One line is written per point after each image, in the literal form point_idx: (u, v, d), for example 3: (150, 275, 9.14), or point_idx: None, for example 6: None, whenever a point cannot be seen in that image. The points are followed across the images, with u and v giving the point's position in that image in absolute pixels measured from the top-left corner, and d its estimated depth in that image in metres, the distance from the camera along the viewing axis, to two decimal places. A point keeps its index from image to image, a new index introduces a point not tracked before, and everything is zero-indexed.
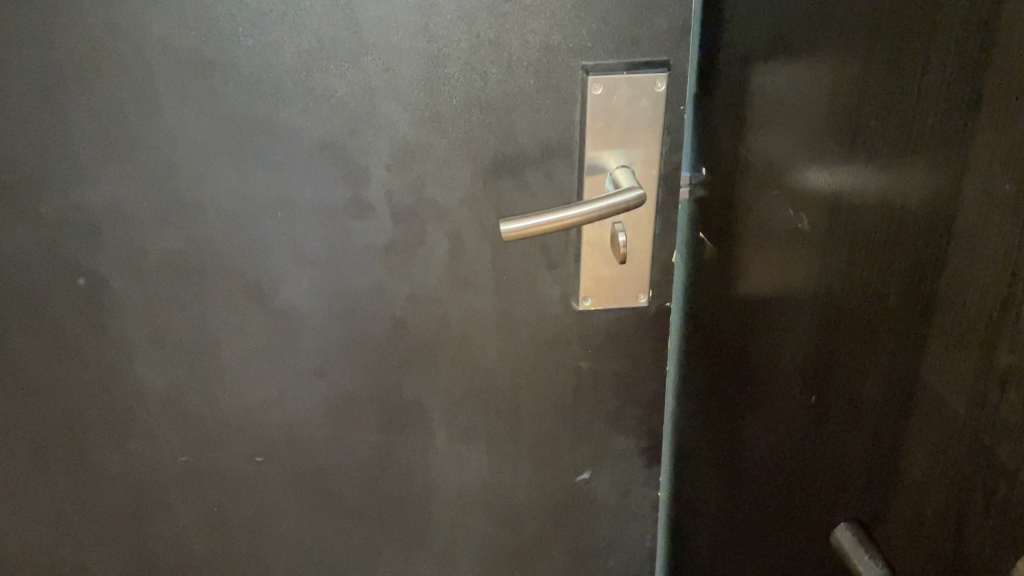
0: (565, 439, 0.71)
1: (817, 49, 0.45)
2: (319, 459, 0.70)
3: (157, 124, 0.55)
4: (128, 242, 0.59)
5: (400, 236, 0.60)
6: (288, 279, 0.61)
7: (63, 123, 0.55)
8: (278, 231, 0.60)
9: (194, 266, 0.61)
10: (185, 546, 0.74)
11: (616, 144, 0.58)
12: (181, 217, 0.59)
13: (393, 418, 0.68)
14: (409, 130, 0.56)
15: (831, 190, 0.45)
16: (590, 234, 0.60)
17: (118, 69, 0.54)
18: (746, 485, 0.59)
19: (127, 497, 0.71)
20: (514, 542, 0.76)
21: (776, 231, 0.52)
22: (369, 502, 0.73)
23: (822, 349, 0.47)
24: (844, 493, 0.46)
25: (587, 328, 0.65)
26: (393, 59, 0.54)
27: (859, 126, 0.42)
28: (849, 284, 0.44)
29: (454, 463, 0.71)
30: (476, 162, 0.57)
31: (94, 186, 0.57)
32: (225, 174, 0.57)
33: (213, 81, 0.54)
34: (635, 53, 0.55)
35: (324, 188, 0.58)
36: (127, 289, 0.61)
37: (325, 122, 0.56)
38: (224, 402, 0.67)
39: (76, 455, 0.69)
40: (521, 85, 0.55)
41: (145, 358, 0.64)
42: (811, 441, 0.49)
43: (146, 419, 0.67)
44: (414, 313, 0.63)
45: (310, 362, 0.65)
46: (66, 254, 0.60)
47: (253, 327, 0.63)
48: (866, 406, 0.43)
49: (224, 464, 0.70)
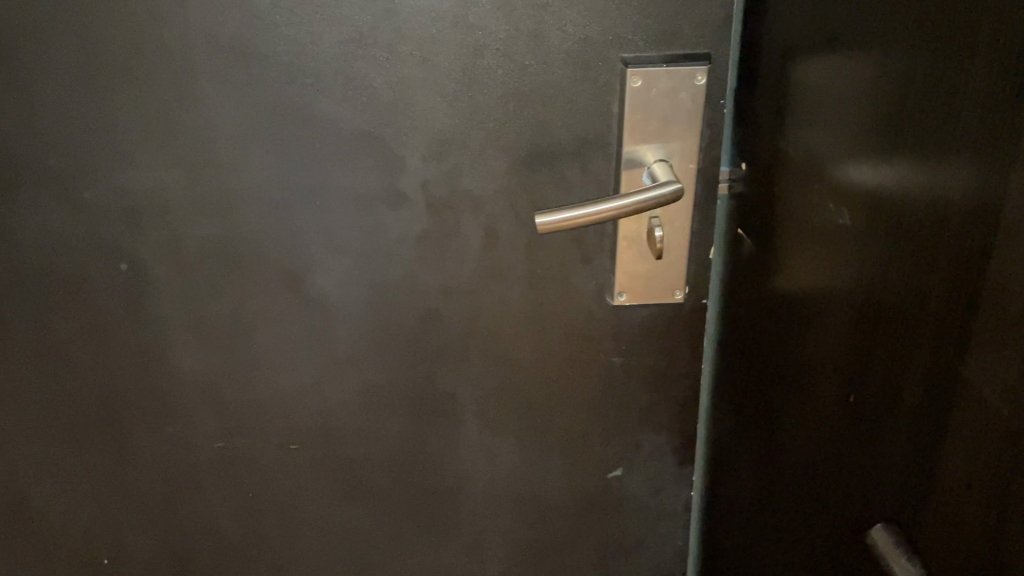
0: (598, 435, 0.70)
1: (861, 42, 0.44)
2: (351, 447, 0.70)
3: (197, 111, 0.56)
4: (167, 228, 0.60)
5: (435, 227, 0.60)
6: (323, 267, 0.62)
7: (108, 108, 0.56)
8: (314, 221, 0.60)
9: (232, 254, 0.61)
10: (219, 530, 0.75)
11: (654, 137, 0.57)
12: (220, 204, 0.59)
13: (426, 408, 0.68)
14: (446, 120, 0.56)
15: (873, 185, 0.44)
16: (627, 228, 0.60)
17: (159, 55, 0.54)
18: (780, 483, 0.58)
19: (164, 478, 0.72)
20: (545, 537, 0.76)
21: (816, 227, 0.51)
22: (401, 492, 0.73)
23: (861, 346, 0.46)
24: (880, 495, 0.45)
25: (621, 324, 0.65)
26: (431, 49, 0.54)
27: (902, 120, 0.41)
28: (890, 282, 0.43)
29: (485, 455, 0.71)
30: (511, 154, 0.57)
31: (136, 172, 0.58)
32: (263, 161, 0.58)
33: (252, 69, 0.54)
34: (675, 45, 0.54)
35: (360, 176, 0.58)
36: (166, 275, 0.62)
37: (363, 112, 0.56)
38: (259, 387, 0.67)
39: (115, 436, 0.70)
40: (559, 77, 0.55)
41: (183, 342, 0.65)
42: (848, 440, 0.48)
43: (183, 404, 0.68)
44: (446, 304, 0.63)
45: (343, 352, 0.66)
46: (108, 237, 0.61)
47: (288, 315, 0.64)
48: (903, 405, 0.42)
49: (259, 449, 0.70)
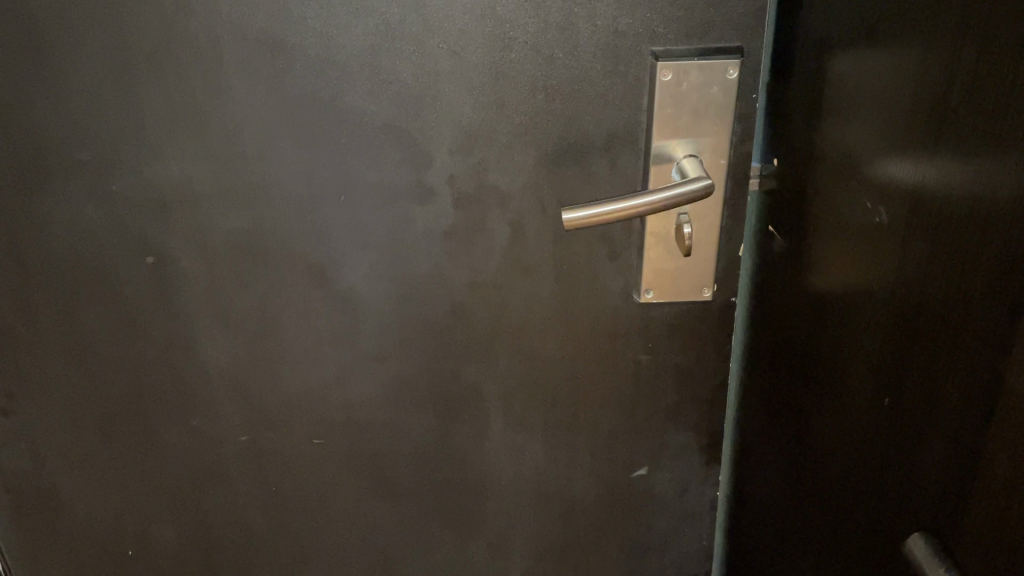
0: (623, 433, 0.69)
1: (902, 34, 0.43)
2: (375, 442, 0.70)
3: (225, 104, 0.56)
4: (195, 221, 0.60)
5: (461, 221, 0.60)
6: (349, 262, 0.62)
7: (136, 100, 0.56)
8: (340, 215, 0.60)
9: (259, 247, 0.61)
10: (244, 522, 0.75)
11: (684, 132, 0.56)
12: (247, 197, 0.59)
13: (450, 403, 0.68)
14: (474, 115, 0.55)
15: (913, 182, 0.43)
16: (655, 225, 0.59)
17: (189, 48, 0.54)
18: (810, 486, 0.57)
19: (190, 470, 0.72)
20: (569, 535, 0.75)
21: (851, 226, 0.49)
22: (425, 487, 0.73)
23: (898, 347, 0.45)
24: (916, 500, 0.44)
25: (648, 321, 0.64)
26: (459, 42, 0.53)
27: (944, 115, 0.40)
28: (930, 282, 0.42)
29: (509, 451, 0.70)
30: (539, 148, 0.56)
31: (164, 165, 0.58)
32: (290, 155, 0.58)
33: (281, 63, 0.54)
34: (707, 38, 0.53)
35: (387, 170, 0.58)
36: (193, 268, 0.62)
37: (391, 105, 0.55)
38: (284, 381, 0.68)
39: (142, 427, 0.70)
40: (588, 70, 0.54)
41: (210, 334, 0.65)
42: (883, 442, 0.47)
43: (208, 396, 0.68)
44: (472, 299, 0.63)
45: (368, 346, 0.65)
46: (136, 230, 0.61)
47: (314, 310, 0.64)
48: (942, 409, 0.41)
49: (284, 443, 0.71)
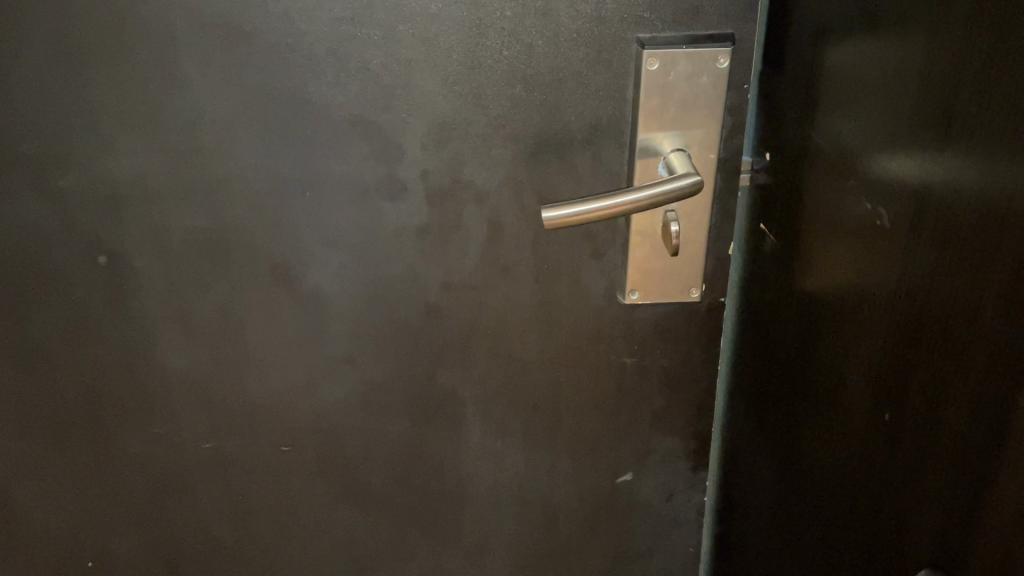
0: (606, 438, 0.67)
1: (908, 21, 0.39)
2: (346, 448, 0.67)
3: (180, 94, 0.52)
4: (151, 219, 0.57)
5: (436, 219, 0.56)
6: (316, 262, 0.58)
7: (83, 89, 0.52)
8: (307, 213, 0.56)
9: (220, 247, 0.58)
10: (210, 533, 0.72)
11: (671, 125, 0.53)
12: (206, 193, 0.56)
13: (425, 408, 0.65)
14: (447, 106, 0.52)
15: (916, 182, 0.39)
16: (640, 223, 0.56)
17: (140, 34, 0.50)
18: (803, 500, 0.55)
19: (151, 479, 0.69)
20: (550, 544, 0.72)
21: (849, 229, 0.46)
22: (399, 495, 0.69)
23: (900, 359, 0.42)
24: (917, 521, 0.41)
25: (633, 323, 0.61)
26: (431, 28, 0.50)
27: (953, 111, 0.37)
28: (936, 291, 0.39)
29: (487, 458, 0.67)
30: (517, 142, 0.53)
31: (116, 160, 0.54)
32: (252, 149, 0.54)
33: (240, 51, 0.50)
34: (696, 25, 0.50)
35: (355, 166, 0.54)
36: (150, 268, 0.59)
37: (359, 96, 0.52)
38: (250, 386, 0.64)
39: (100, 434, 0.67)
40: (568, 59, 0.50)
41: (169, 338, 0.62)
42: (882, 459, 0.44)
43: (170, 402, 0.65)
44: (447, 301, 0.60)
45: (339, 349, 0.62)
46: (87, 228, 0.57)
47: (280, 312, 0.60)
48: (947, 430, 0.39)
49: (251, 450, 0.67)
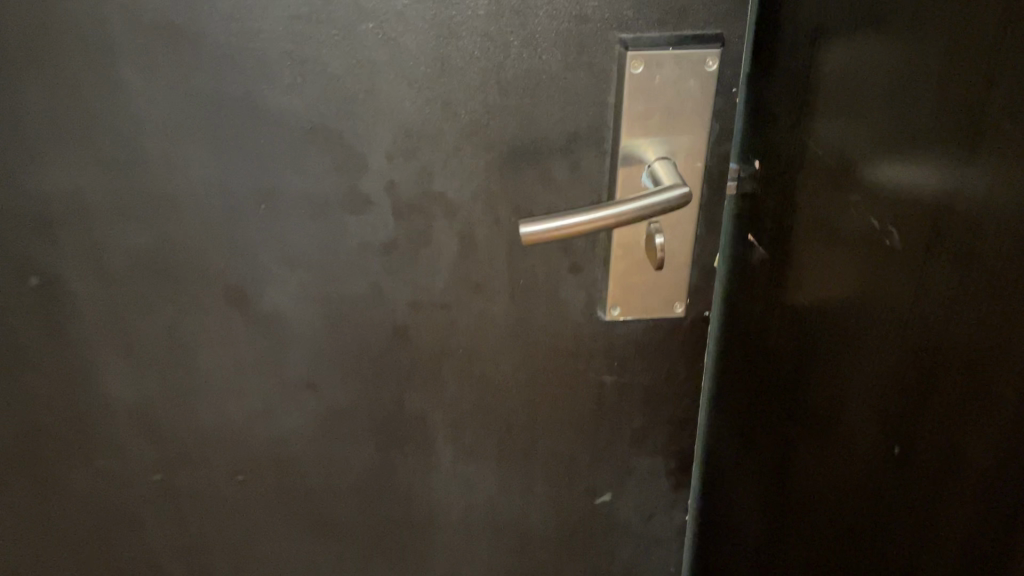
0: (585, 459, 0.63)
1: (919, 23, 0.37)
2: (308, 477, 0.63)
3: (119, 102, 0.47)
4: (89, 238, 0.52)
5: (403, 234, 0.52)
6: (273, 281, 0.54)
7: (8, 96, 0.47)
8: (262, 229, 0.52)
9: (166, 267, 0.53)
10: (161, 569, 0.67)
11: (656, 132, 0.49)
12: (150, 210, 0.51)
13: (393, 433, 0.61)
14: (415, 112, 0.48)
15: (930, 198, 0.37)
16: (623, 235, 0.52)
17: (71, 35, 0.45)
18: (796, 527, 0.52)
19: (95, 514, 0.64)
20: (525, 568, 0.69)
21: (851, 244, 0.44)
22: (365, 523, 0.65)
23: (912, 387, 0.39)
24: (929, 561, 0.39)
25: (613, 339, 0.57)
26: (397, 28, 0.45)
27: (973, 121, 0.34)
28: (954, 318, 0.36)
29: (459, 482, 0.64)
30: (492, 151, 0.49)
31: (48, 173, 0.49)
32: (200, 161, 0.49)
33: (185, 54, 0.46)
34: (682, 25, 0.47)
35: (315, 178, 0.50)
36: (89, 291, 0.53)
37: (319, 102, 0.47)
38: (202, 414, 0.59)
39: (37, 468, 0.61)
40: (546, 61, 0.47)
41: (111, 366, 0.57)
42: (888, 492, 0.42)
43: (114, 434, 0.60)
44: (416, 320, 0.56)
45: (299, 373, 0.58)
46: (18, 248, 0.52)
47: (234, 336, 0.56)
48: (966, 469, 0.36)
49: (203, 481, 0.62)
